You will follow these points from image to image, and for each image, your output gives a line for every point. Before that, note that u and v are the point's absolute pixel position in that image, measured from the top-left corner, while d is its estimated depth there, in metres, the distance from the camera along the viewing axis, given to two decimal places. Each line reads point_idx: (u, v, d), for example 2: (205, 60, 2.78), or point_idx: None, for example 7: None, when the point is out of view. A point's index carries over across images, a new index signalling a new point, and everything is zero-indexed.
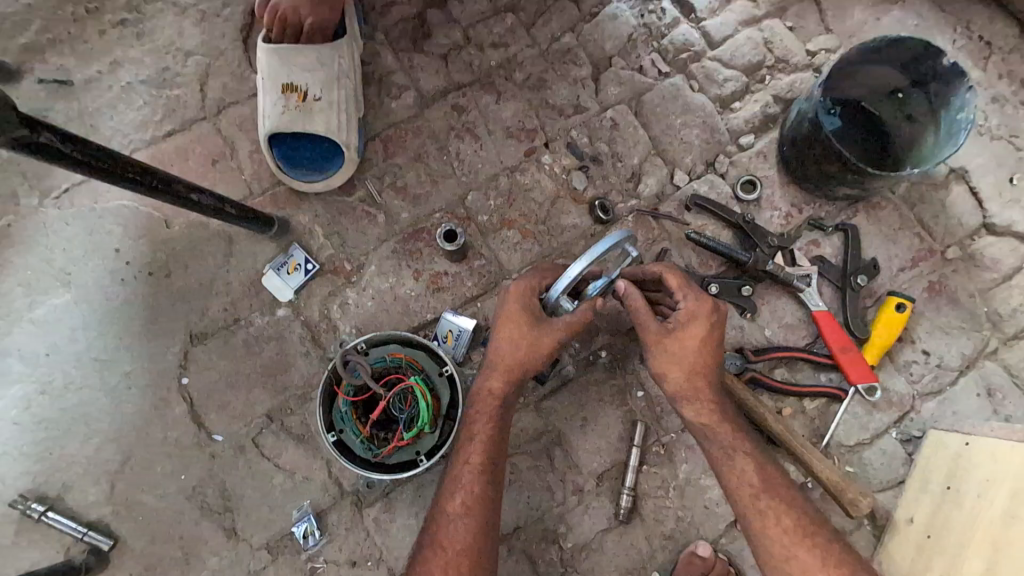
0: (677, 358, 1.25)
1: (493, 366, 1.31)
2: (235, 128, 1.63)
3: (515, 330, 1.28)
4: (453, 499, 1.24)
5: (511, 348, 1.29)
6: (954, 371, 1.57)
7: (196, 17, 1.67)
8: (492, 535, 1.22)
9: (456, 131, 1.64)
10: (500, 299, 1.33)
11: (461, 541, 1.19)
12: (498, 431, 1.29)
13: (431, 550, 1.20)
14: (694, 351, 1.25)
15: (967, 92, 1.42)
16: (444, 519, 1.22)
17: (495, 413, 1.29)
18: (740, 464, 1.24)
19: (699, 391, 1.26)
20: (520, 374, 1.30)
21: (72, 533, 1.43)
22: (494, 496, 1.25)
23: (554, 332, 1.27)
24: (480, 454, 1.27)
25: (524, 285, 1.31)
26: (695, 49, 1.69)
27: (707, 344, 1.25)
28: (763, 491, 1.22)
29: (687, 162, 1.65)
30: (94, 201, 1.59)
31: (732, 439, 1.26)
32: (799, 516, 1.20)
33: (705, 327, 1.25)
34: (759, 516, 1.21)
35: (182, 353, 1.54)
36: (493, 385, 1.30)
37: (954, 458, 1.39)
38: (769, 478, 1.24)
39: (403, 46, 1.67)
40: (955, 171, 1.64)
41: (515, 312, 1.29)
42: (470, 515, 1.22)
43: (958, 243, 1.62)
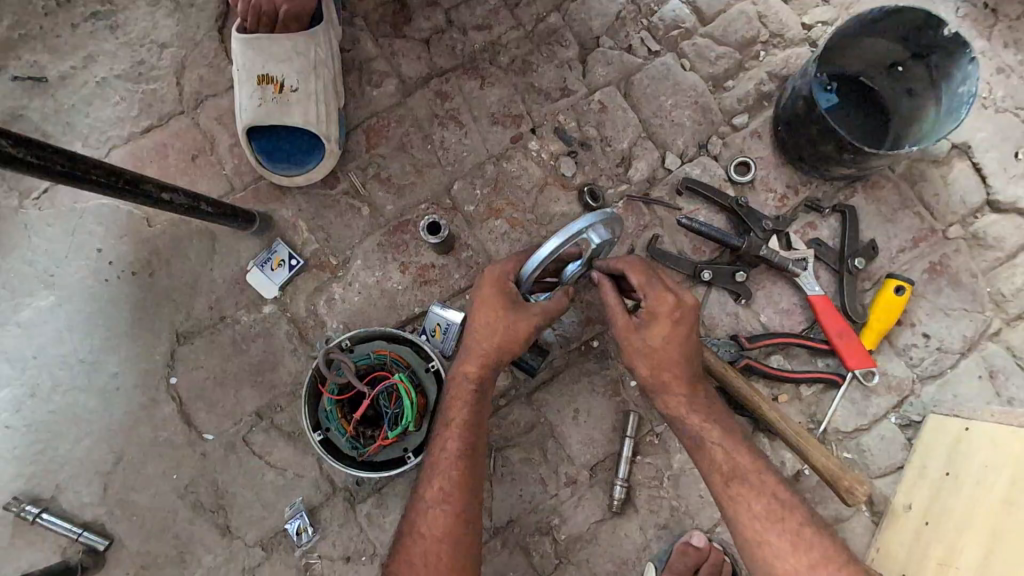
0: (643, 354, 1.25)
1: (469, 353, 1.30)
2: (214, 122, 1.59)
3: (490, 315, 1.27)
4: (431, 486, 1.23)
5: (486, 334, 1.28)
6: (955, 353, 1.53)
7: (169, 8, 1.62)
8: (472, 518, 1.23)
9: (440, 119, 1.60)
10: (475, 284, 1.31)
11: (440, 528, 1.20)
12: (475, 418, 1.28)
13: (410, 537, 1.21)
14: (661, 345, 1.24)
15: (970, 65, 1.37)
16: (422, 507, 1.22)
17: (472, 399, 1.28)
18: (711, 450, 1.24)
19: (671, 381, 1.26)
20: (497, 359, 1.29)
21: (67, 534, 1.44)
22: (472, 480, 1.25)
23: (529, 315, 1.27)
24: (458, 439, 1.26)
25: (498, 268, 1.29)
26: (686, 26, 1.62)
27: (675, 339, 1.24)
28: (733, 478, 1.22)
29: (679, 144, 1.60)
30: (74, 201, 1.56)
31: (703, 424, 1.26)
32: (768, 502, 1.19)
33: (673, 320, 1.23)
34: (731, 502, 1.21)
35: (168, 353, 1.53)
36: (469, 370, 1.29)
37: (954, 444, 1.36)
38: (738, 465, 1.22)
39: (384, 31, 1.62)
40: (958, 146, 1.58)
41: (489, 297, 1.27)
42: (448, 501, 1.22)
43: (961, 221, 1.57)
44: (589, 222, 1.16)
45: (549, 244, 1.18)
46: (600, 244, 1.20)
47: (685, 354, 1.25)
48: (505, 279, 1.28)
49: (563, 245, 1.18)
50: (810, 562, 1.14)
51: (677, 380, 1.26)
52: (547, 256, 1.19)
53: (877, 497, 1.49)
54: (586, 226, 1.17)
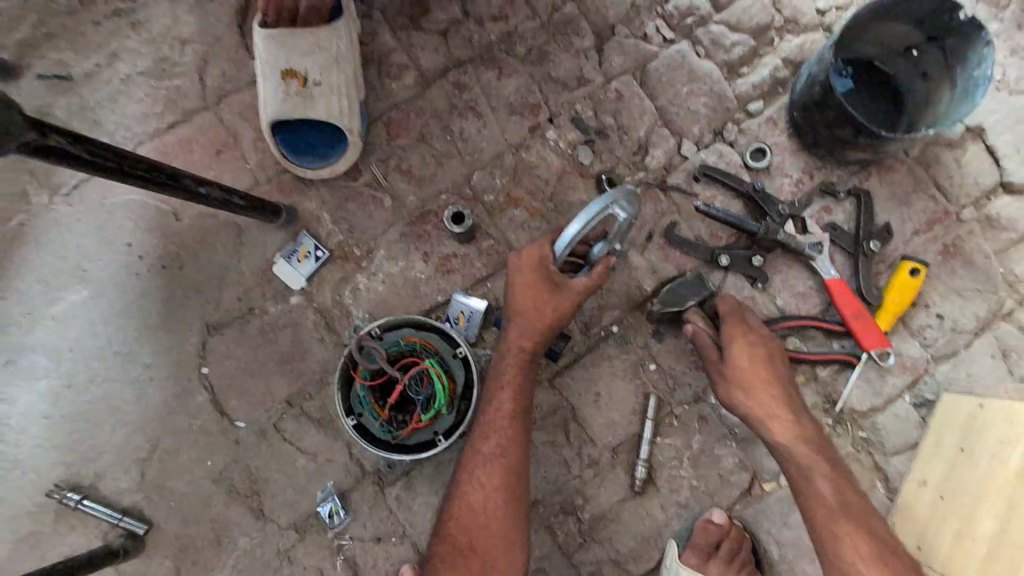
0: (739, 377, 1.38)
1: (519, 325, 1.37)
2: (237, 116, 1.62)
3: (535, 291, 1.35)
4: (488, 442, 1.31)
5: (535, 307, 1.36)
6: (969, 333, 1.56)
7: (189, 4, 1.64)
8: (523, 473, 1.32)
9: (459, 110, 1.62)
10: (512, 262, 1.38)
11: (497, 478, 1.29)
12: (526, 382, 1.36)
13: (470, 485, 1.29)
14: (755, 367, 1.38)
15: (986, 49, 1.38)
16: (478, 457, 1.31)
17: (523, 366, 1.36)
18: (819, 484, 1.29)
19: (773, 410, 1.36)
20: (546, 331, 1.37)
21: (108, 519, 1.49)
22: (524, 438, 1.33)
23: (572, 290, 1.35)
24: (513, 401, 1.34)
25: (538, 244, 1.36)
26: (701, 13, 1.63)
27: (756, 357, 1.39)
28: (845, 521, 1.24)
29: (695, 131, 1.62)
30: (103, 196, 1.59)
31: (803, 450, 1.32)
32: (875, 542, 1.22)
33: (764, 349, 1.40)
34: (834, 539, 1.24)
35: (200, 344, 1.57)
36: (521, 341, 1.37)
37: (969, 421, 1.39)
38: (850, 501, 1.27)
39: (401, 24, 1.63)
40: (971, 129, 1.59)
41: (535, 269, 1.35)
42: (504, 455, 1.30)
43: (974, 203, 1.59)
44: (607, 200, 1.25)
45: (574, 225, 1.29)
46: (626, 217, 1.27)
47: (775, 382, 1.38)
48: (545, 255, 1.35)
49: (587, 224, 1.28)
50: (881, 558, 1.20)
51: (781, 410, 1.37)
52: (574, 236, 1.29)
53: (892, 474, 1.54)
54: (607, 203, 1.26)
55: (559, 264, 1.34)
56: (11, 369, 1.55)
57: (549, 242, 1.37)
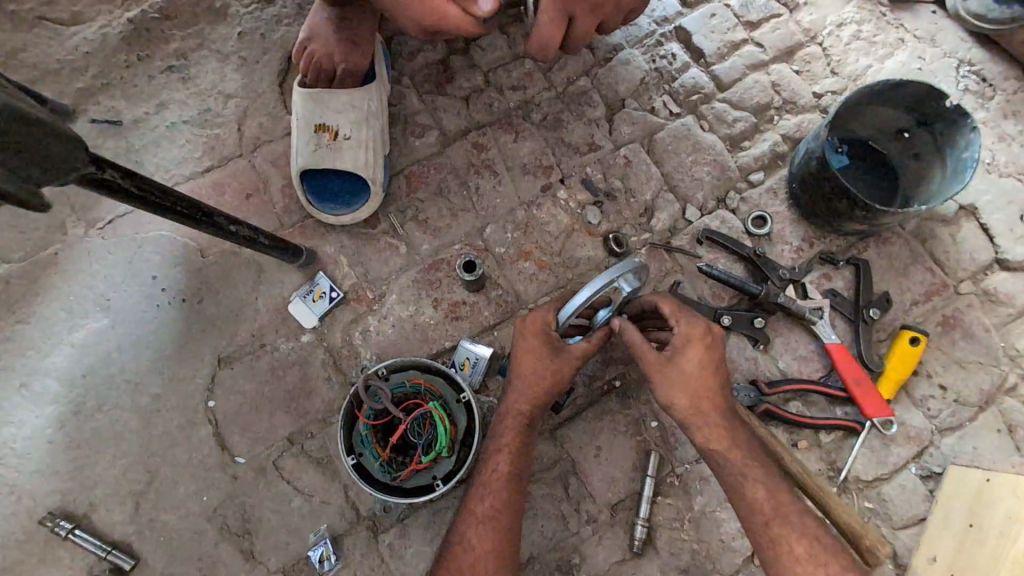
0: (680, 384, 1.30)
1: (519, 389, 1.38)
2: (268, 164, 1.73)
3: (536, 356, 1.37)
4: (482, 502, 1.29)
5: (535, 371, 1.37)
6: (973, 406, 1.55)
7: (237, 63, 1.80)
8: (517, 537, 1.29)
9: (476, 168, 1.72)
10: (516, 330, 1.41)
11: (490, 540, 1.26)
12: (523, 445, 1.35)
13: (461, 547, 1.26)
14: (699, 380, 1.30)
15: (972, 133, 1.47)
16: (472, 520, 1.28)
17: (521, 429, 1.36)
18: (750, 489, 1.25)
19: (715, 427, 1.29)
20: (546, 397, 1.37)
21: (97, 552, 1.47)
22: (518, 502, 1.31)
23: (573, 357, 1.38)
24: (509, 463, 1.33)
25: (542, 311, 1.39)
26: (705, 91, 1.77)
27: (706, 368, 1.31)
28: (775, 518, 1.22)
29: (699, 198, 1.70)
30: (135, 231, 1.68)
31: (743, 465, 1.27)
32: (813, 543, 1.20)
33: (701, 360, 1.31)
34: (773, 542, 1.21)
35: (209, 376, 1.60)
36: (520, 406, 1.37)
37: (976, 495, 1.37)
38: (779, 502, 1.24)
39: (428, 89, 1.77)
40: (964, 208, 1.66)
41: (536, 334, 1.37)
42: (498, 518, 1.28)
43: (971, 277, 1.63)
44: (615, 274, 1.29)
45: (581, 295, 1.32)
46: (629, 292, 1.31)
47: (717, 392, 1.31)
48: (548, 322, 1.38)
49: (593, 295, 1.31)
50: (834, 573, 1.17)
51: (720, 427, 1.29)
52: (579, 306, 1.33)
53: (901, 549, 1.48)
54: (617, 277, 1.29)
55: (560, 329, 1.37)
56: (23, 392, 1.58)
57: (554, 310, 1.40)
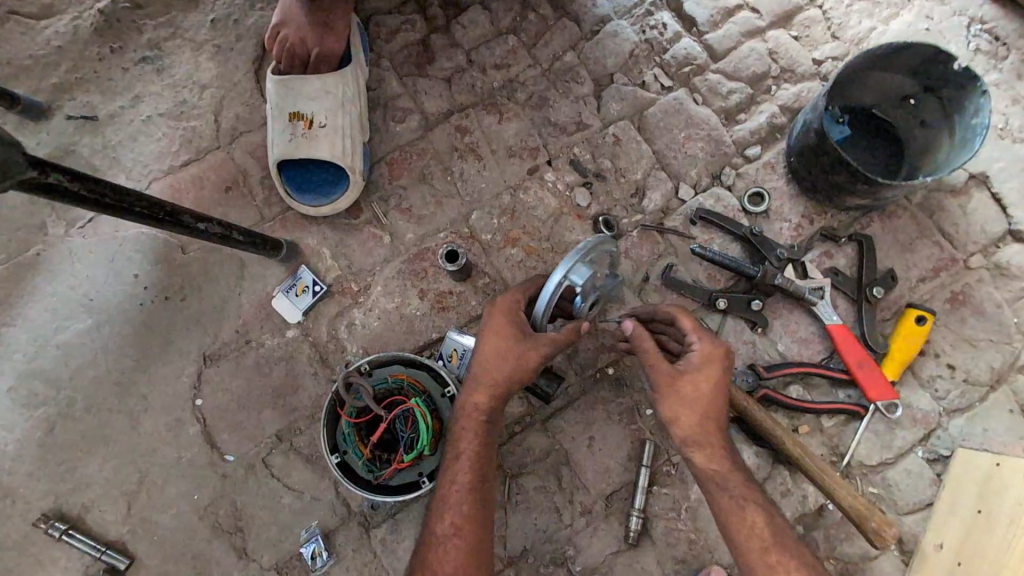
0: (689, 403, 1.23)
1: (477, 381, 1.32)
2: (247, 156, 1.69)
3: (502, 349, 1.30)
4: (445, 518, 1.25)
5: (495, 363, 1.30)
6: (983, 386, 1.49)
7: (211, 52, 1.74)
8: (482, 553, 1.24)
9: (459, 152, 1.66)
10: (485, 314, 1.35)
11: (454, 563, 1.21)
12: (484, 450, 1.29)
13: (428, 572, 1.21)
14: (710, 400, 1.24)
15: (983, 97, 1.38)
16: (435, 542, 1.24)
17: (481, 429, 1.29)
18: (748, 513, 1.20)
19: (715, 447, 1.24)
20: (506, 389, 1.31)
21: (91, 552, 1.47)
22: (482, 512, 1.26)
23: (539, 346, 1.29)
24: (469, 470, 1.27)
25: (507, 301, 1.34)
26: (697, 62, 1.68)
27: (717, 390, 1.24)
28: (773, 544, 1.18)
29: (692, 175, 1.63)
30: (116, 229, 1.66)
31: (742, 490, 1.22)
32: (810, 571, 1.16)
33: (711, 381, 1.24)
34: (770, 571, 1.16)
35: (196, 374, 1.58)
36: (479, 401, 1.30)
37: (985, 482, 1.33)
38: (777, 529, 1.19)
39: (408, 71, 1.70)
40: (975, 176, 1.57)
41: (501, 322, 1.32)
42: (460, 534, 1.23)
43: (982, 251, 1.55)
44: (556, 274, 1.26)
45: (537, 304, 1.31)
46: (583, 284, 1.29)
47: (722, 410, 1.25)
48: (513, 313, 1.33)
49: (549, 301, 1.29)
50: None
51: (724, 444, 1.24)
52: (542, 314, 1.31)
53: (906, 535, 1.43)
54: (564, 273, 1.27)
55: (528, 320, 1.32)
56: (11, 395, 1.57)
57: (521, 302, 1.35)
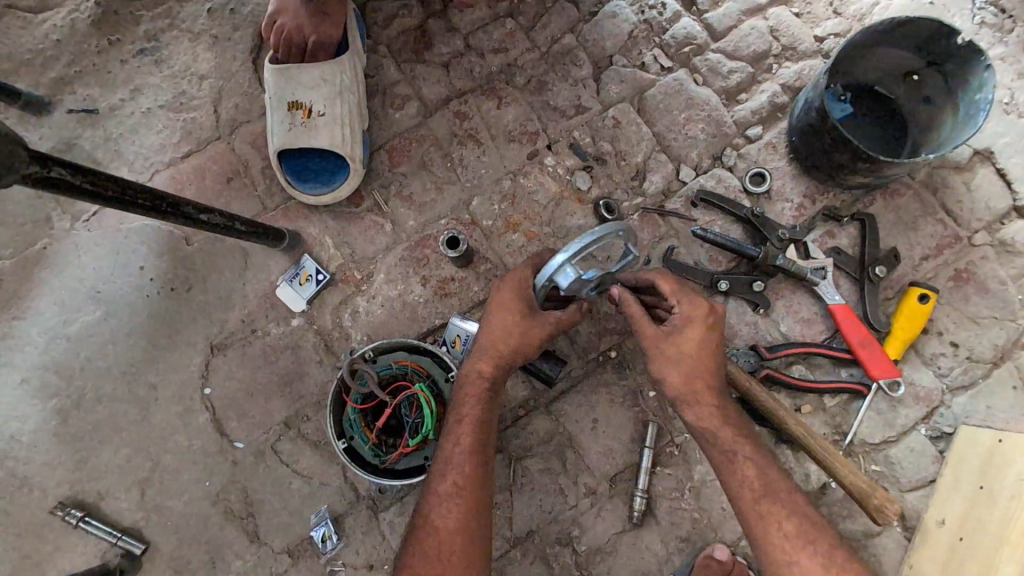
0: (673, 363, 1.25)
1: (483, 349, 1.33)
2: (248, 146, 1.69)
3: (508, 318, 1.32)
4: (445, 478, 1.25)
5: (504, 329, 1.32)
6: (987, 363, 1.48)
7: (209, 42, 1.74)
8: (482, 513, 1.24)
9: (459, 138, 1.66)
10: (494, 286, 1.37)
11: (455, 520, 1.22)
12: (487, 413, 1.31)
13: (424, 529, 1.22)
14: (698, 358, 1.25)
15: (987, 71, 1.37)
16: (436, 499, 1.24)
17: (485, 394, 1.31)
18: (741, 467, 1.21)
19: (707, 403, 1.25)
20: (510, 358, 1.32)
21: (108, 538, 1.51)
22: (484, 473, 1.27)
23: (545, 323, 1.32)
24: (471, 434, 1.28)
25: (520, 272, 1.35)
26: (697, 42, 1.66)
27: (700, 351, 1.25)
28: (764, 496, 1.19)
29: (693, 157, 1.62)
30: (120, 222, 1.67)
31: (733, 443, 1.23)
32: (802, 523, 1.16)
33: (695, 340, 1.25)
34: (761, 522, 1.17)
35: (203, 364, 1.60)
36: (484, 368, 1.32)
37: (986, 457, 1.34)
38: (767, 483, 1.20)
39: (406, 57, 1.69)
40: (980, 152, 1.55)
41: (512, 292, 1.33)
42: (461, 493, 1.24)
43: (987, 228, 1.54)
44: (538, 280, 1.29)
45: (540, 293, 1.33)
46: (569, 287, 1.25)
47: (714, 370, 1.26)
48: (524, 282, 1.34)
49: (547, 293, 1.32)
50: (823, 564, 1.13)
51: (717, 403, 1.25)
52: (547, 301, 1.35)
53: (909, 511, 1.44)
54: (549, 275, 1.26)
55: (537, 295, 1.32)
56: (25, 387, 1.60)
57: (531, 275, 1.35)
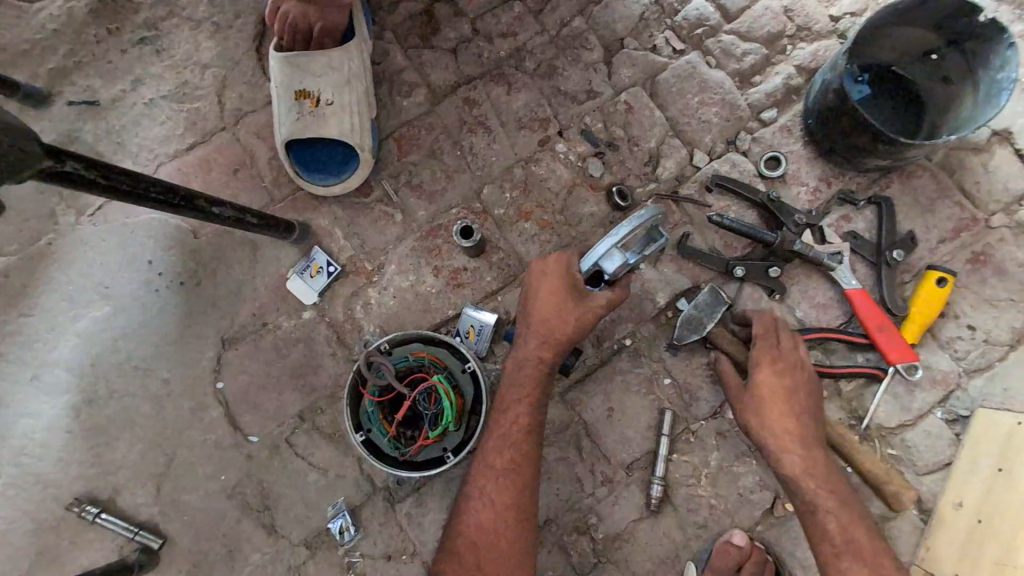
0: (757, 410, 1.31)
1: (538, 333, 1.34)
2: (254, 137, 1.66)
3: (558, 303, 1.32)
4: (501, 455, 1.28)
5: (559, 315, 1.32)
6: (1004, 345, 1.48)
7: (210, 30, 1.70)
8: (534, 490, 1.29)
9: (469, 126, 1.63)
10: (538, 269, 1.35)
11: (508, 496, 1.26)
12: (541, 395, 1.33)
13: (480, 502, 1.26)
14: (787, 406, 1.29)
15: (1010, 49, 1.34)
16: (491, 475, 1.27)
17: (541, 377, 1.33)
18: (825, 518, 1.23)
19: (792, 449, 1.27)
20: (565, 344, 1.33)
21: (125, 533, 1.51)
22: (536, 451, 1.30)
23: (594, 308, 1.32)
24: (528, 413, 1.31)
25: (567, 256, 1.34)
26: (710, 23, 1.63)
27: (786, 388, 1.30)
28: (845, 551, 1.20)
29: (707, 142, 1.60)
30: (126, 216, 1.65)
31: (816, 490, 1.25)
32: None
33: (777, 386, 1.30)
34: (838, 574, 1.19)
35: (215, 358, 1.59)
36: (540, 351, 1.33)
37: (1005, 438, 1.33)
38: (850, 535, 1.21)
39: (413, 43, 1.66)
40: (998, 133, 1.53)
41: (561, 276, 1.32)
42: (516, 471, 1.27)
43: (1004, 209, 1.52)
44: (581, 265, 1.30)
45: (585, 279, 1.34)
46: (614, 272, 1.26)
47: (801, 416, 1.29)
48: (572, 263, 1.33)
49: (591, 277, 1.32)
50: None
51: (796, 437, 1.28)
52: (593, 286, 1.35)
53: (925, 495, 1.45)
54: (594, 260, 1.27)
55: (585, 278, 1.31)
56: (36, 384, 1.59)
57: (577, 258, 1.34)
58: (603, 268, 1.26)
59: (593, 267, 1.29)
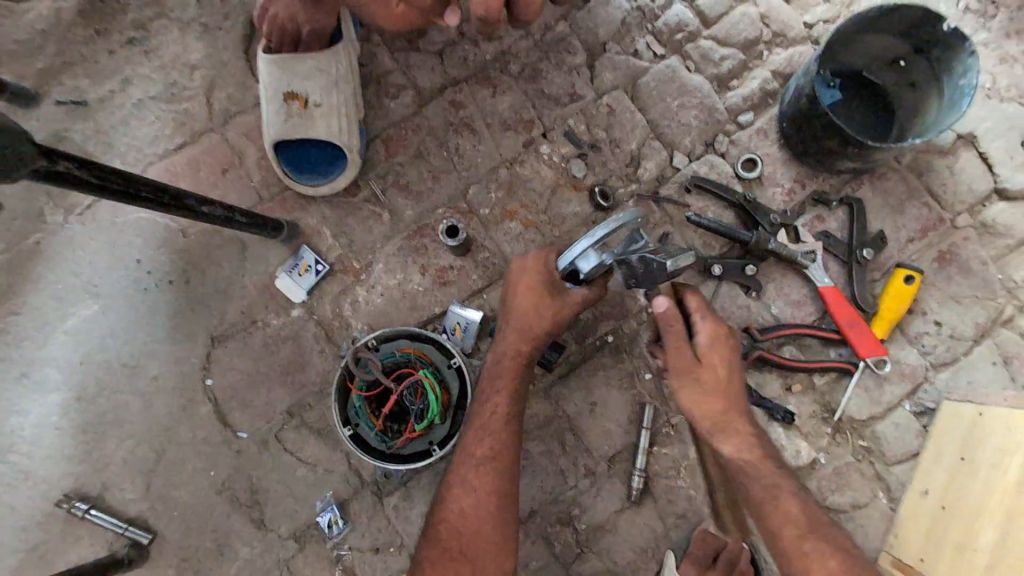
0: (699, 389, 1.34)
1: (518, 328, 1.38)
2: (242, 137, 1.69)
3: (538, 300, 1.37)
4: (482, 444, 1.32)
5: (538, 310, 1.37)
6: (969, 340, 1.54)
7: (199, 31, 1.72)
8: (514, 478, 1.33)
9: (455, 127, 1.66)
10: (518, 267, 1.41)
11: (489, 483, 1.29)
12: (520, 386, 1.37)
13: (462, 489, 1.29)
14: (722, 381, 1.34)
15: (971, 57, 1.40)
16: (471, 463, 1.31)
17: (519, 370, 1.37)
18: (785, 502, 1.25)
19: (729, 428, 1.34)
20: (544, 338, 1.39)
21: (115, 528, 1.53)
22: (516, 441, 1.34)
23: (572, 306, 1.38)
24: (508, 404, 1.35)
25: (544, 253, 1.41)
26: (689, 28, 1.67)
27: (721, 369, 1.34)
28: (808, 533, 1.22)
29: (687, 144, 1.64)
30: (114, 215, 1.66)
31: (757, 464, 1.31)
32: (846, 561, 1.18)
33: (716, 362, 1.34)
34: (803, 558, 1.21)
35: (204, 356, 1.61)
36: (519, 345, 1.38)
37: (968, 429, 1.38)
38: (812, 517, 1.24)
39: (399, 45, 1.69)
40: (963, 137, 1.60)
41: (541, 274, 1.38)
42: (496, 459, 1.31)
43: (969, 210, 1.59)
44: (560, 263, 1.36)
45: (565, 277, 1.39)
46: (590, 271, 1.31)
47: (732, 393, 1.35)
48: (549, 261, 1.40)
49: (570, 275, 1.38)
50: None
51: (730, 414, 1.35)
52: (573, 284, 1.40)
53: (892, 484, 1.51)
54: (569, 260, 1.33)
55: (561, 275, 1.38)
56: (24, 382, 1.60)
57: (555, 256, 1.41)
58: (579, 266, 1.32)
59: (570, 266, 1.34)
